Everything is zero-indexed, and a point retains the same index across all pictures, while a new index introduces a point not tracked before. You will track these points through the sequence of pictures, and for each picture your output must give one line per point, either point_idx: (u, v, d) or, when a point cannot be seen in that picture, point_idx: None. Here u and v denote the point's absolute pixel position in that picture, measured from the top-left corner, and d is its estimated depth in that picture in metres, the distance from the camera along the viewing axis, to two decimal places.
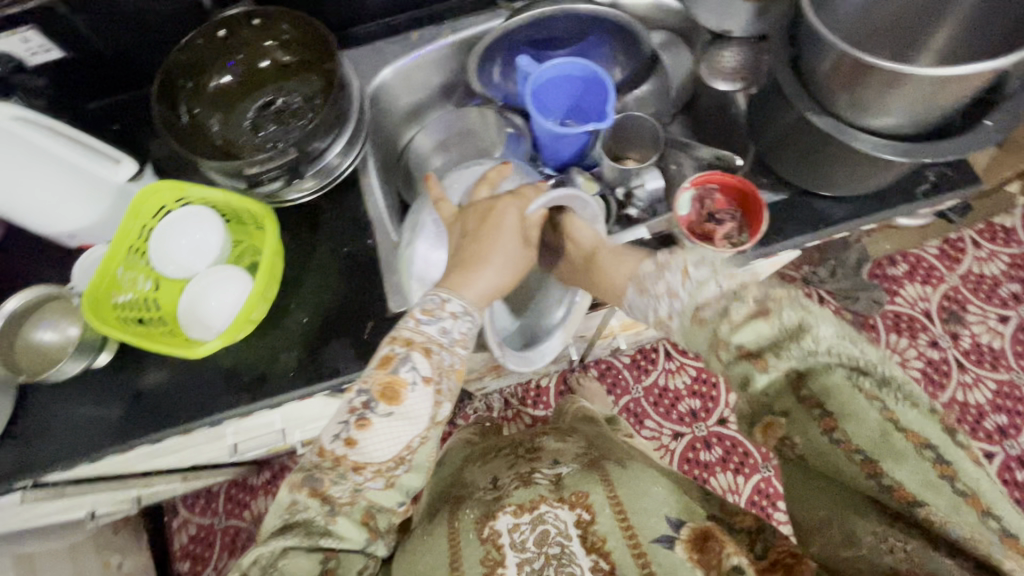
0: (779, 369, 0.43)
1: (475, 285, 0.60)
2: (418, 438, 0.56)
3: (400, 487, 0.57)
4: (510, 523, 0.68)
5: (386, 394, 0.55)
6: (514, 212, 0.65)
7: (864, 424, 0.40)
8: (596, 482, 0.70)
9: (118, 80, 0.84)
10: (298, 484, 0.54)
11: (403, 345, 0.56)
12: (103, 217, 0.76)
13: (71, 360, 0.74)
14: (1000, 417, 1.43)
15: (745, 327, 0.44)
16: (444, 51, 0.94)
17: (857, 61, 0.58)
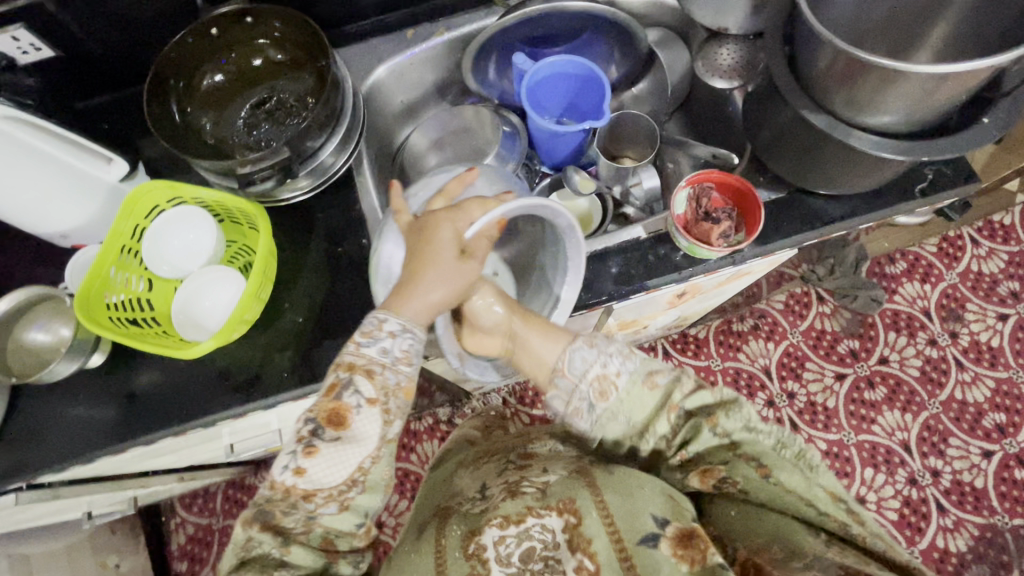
0: (728, 426, 0.58)
1: (413, 303, 0.58)
2: (369, 458, 0.55)
3: (356, 508, 0.56)
4: (496, 535, 0.66)
5: (331, 420, 0.55)
6: (450, 227, 0.61)
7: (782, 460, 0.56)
8: (581, 487, 0.67)
9: (111, 79, 0.83)
10: (249, 521, 0.55)
11: (346, 370, 0.56)
12: (96, 216, 0.76)
13: (64, 361, 0.73)
14: (999, 416, 1.43)
15: None
16: (439, 48, 0.94)
17: (853, 58, 0.58)
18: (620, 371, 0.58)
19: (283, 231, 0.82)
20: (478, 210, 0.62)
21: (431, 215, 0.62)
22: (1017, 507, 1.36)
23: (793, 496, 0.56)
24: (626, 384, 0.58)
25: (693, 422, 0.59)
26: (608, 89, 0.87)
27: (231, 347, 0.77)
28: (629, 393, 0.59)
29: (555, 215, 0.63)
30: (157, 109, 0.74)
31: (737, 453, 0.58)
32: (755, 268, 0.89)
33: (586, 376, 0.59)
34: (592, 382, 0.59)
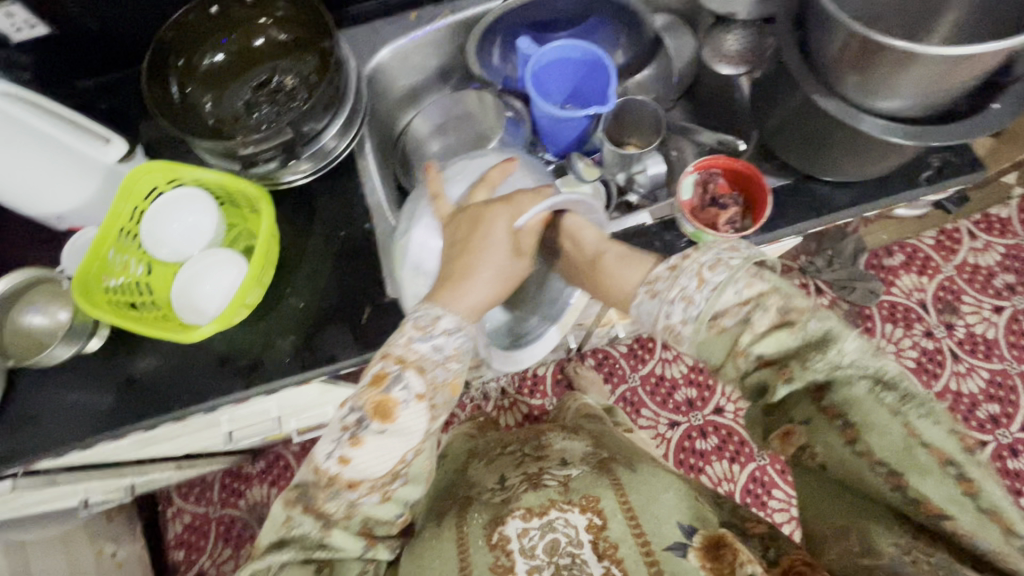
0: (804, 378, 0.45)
1: (466, 298, 0.58)
2: (413, 451, 0.54)
3: (398, 499, 0.57)
4: (519, 527, 0.66)
5: (378, 412, 0.52)
6: (504, 222, 0.62)
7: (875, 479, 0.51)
8: (606, 487, 0.68)
9: (107, 58, 0.81)
10: (292, 501, 0.55)
11: (395, 362, 0.53)
12: (94, 198, 0.74)
13: (62, 345, 0.72)
14: (993, 407, 1.44)
15: (767, 336, 0.46)
16: (443, 32, 0.92)
17: (867, 42, 0.57)
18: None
19: (284, 215, 0.81)
20: (530, 203, 0.63)
21: (479, 210, 0.63)
22: (1009, 496, 1.38)
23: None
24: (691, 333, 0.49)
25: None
26: (614, 74, 0.86)
27: (233, 333, 0.76)
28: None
29: (586, 208, 0.67)
30: (155, 88, 0.73)
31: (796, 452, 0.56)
32: (759, 256, 0.89)
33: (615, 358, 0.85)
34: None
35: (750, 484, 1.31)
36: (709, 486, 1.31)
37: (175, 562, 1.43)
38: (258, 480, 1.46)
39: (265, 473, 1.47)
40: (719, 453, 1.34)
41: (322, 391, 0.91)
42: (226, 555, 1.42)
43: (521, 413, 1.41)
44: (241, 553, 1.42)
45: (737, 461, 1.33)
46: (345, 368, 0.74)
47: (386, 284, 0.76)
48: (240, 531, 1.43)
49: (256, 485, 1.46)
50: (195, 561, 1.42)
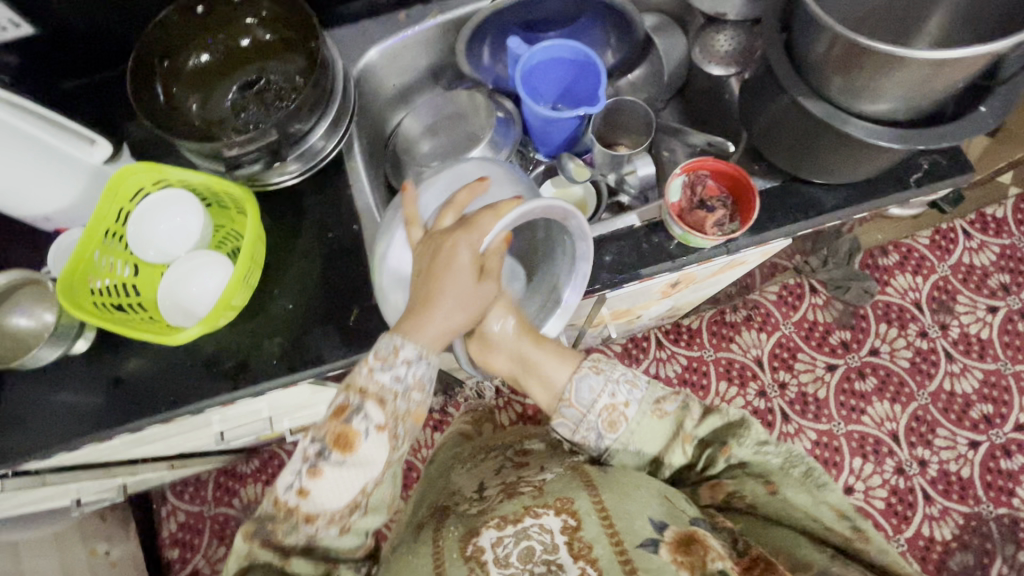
0: None
1: (427, 329, 0.57)
2: (373, 482, 0.56)
3: (357, 529, 0.58)
4: (494, 537, 0.66)
5: (339, 443, 0.54)
6: (467, 246, 0.58)
7: (793, 490, 0.61)
8: (580, 488, 0.66)
9: (94, 58, 0.81)
10: (250, 534, 0.56)
11: (357, 394, 0.55)
12: (79, 198, 0.74)
13: (47, 346, 0.71)
14: (986, 406, 1.44)
15: None
16: (432, 32, 0.92)
17: (851, 45, 0.57)
18: (628, 401, 0.63)
19: (273, 216, 0.80)
20: (491, 223, 0.58)
21: (444, 235, 0.59)
22: (1001, 496, 1.38)
23: (799, 514, 0.60)
24: None
25: (707, 450, 0.64)
26: (603, 75, 0.86)
27: (221, 334, 0.76)
28: (638, 422, 0.63)
29: (567, 217, 0.60)
30: (141, 90, 0.73)
31: (742, 473, 0.63)
32: (749, 258, 0.89)
33: (595, 407, 0.63)
34: (602, 412, 0.63)
35: None
36: None
37: (169, 560, 1.43)
38: (252, 478, 1.47)
39: (259, 471, 1.48)
40: None
41: (312, 392, 0.91)
42: (220, 554, 1.42)
43: (515, 413, 1.42)
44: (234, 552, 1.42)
45: None
46: (332, 369, 0.74)
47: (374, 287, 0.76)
48: (234, 529, 1.43)
49: (250, 483, 1.47)
50: (189, 560, 1.43)
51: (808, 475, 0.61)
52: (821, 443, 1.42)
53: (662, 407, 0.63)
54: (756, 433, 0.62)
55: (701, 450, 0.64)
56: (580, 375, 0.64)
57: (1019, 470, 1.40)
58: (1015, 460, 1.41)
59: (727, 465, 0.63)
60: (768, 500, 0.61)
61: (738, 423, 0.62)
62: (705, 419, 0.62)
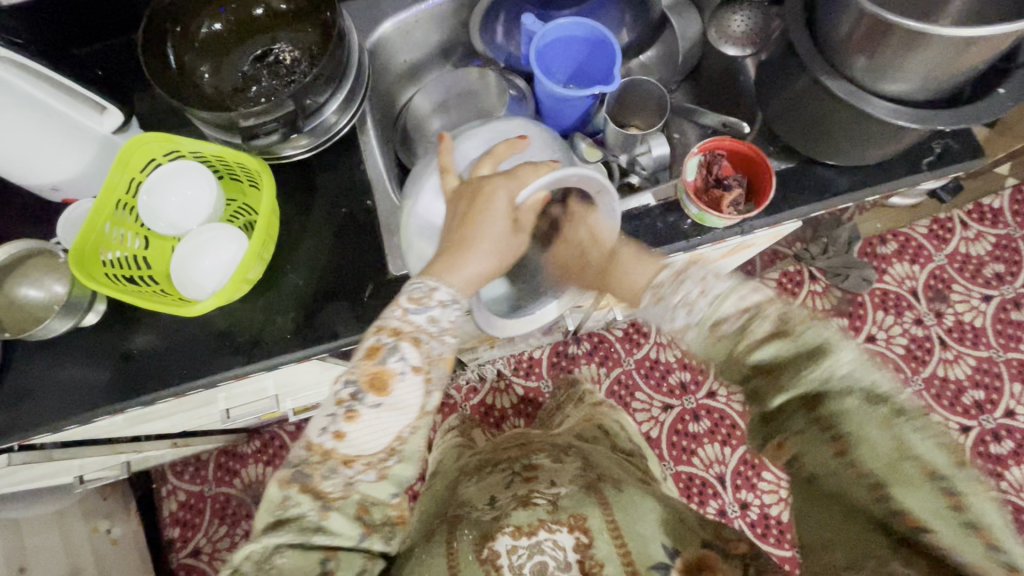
0: (798, 386, 0.44)
1: (462, 271, 0.59)
2: (409, 427, 0.55)
3: (393, 478, 0.56)
4: (509, 544, 0.88)
5: (374, 385, 0.54)
6: (503, 195, 0.61)
7: (876, 449, 0.41)
8: (593, 506, 0.85)
9: (103, 26, 0.79)
10: (287, 481, 0.54)
11: (390, 334, 0.55)
12: (86, 168, 0.73)
13: (59, 318, 0.70)
14: (978, 393, 1.48)
15: (767, 345, 0.45)
16: (445, 7, 0.91)
17: (877, 21, 0.56)
18: None
19: (284, 191, 0.80)
20: (530, 177, 0.61)
21: (479, 185, 0.62)
22: (990, 479, 1.42)
23: (863, 488, 0.42)
24: (693, 339, 0.47)
25: (768, 374, 0.46)
26: (619, 53, 0.85)
27: (232, 308, 0.76)
28: (698, 372, 0.52)
29: (600, 191, 0.62)
30: (152, 57, 0.71)
31: (814, 418, 0.45)
32: (758, 240, 0.90)
33: None
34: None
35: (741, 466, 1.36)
36: (700, 469, 1.35)
37: (170, 539, 1.43)
38: (254, 459, 1.47)
39: (260, 452, 1.48)
40: (711, 436, 1.38)
41: (321, 370, 0.91)
42: (222, 533, 1.43)
43: (516, 396, 1.43)
44: (236, 531, 1.43)
45: (729, 444, 1.37)
46: (346, 346, 0.74)
47: (389, 263, 0.75)
48: (236, 508, 1.44)
49: (251, 464, 1.47)
50: (190, 538, 1.43)
51: (893, 417, 0.41)
52: None
53: None
54: (832, 365, 0.43)
55: (753, 377, 0.46)
56: None
57: (1008, 454, 1.44)
58: (1004, 444, 1.44)
59: (798, 396, 0.45)
60: (830, 460, 0.44)
61: (813, 345, 0.44)
62: (765, 342, 0.45)
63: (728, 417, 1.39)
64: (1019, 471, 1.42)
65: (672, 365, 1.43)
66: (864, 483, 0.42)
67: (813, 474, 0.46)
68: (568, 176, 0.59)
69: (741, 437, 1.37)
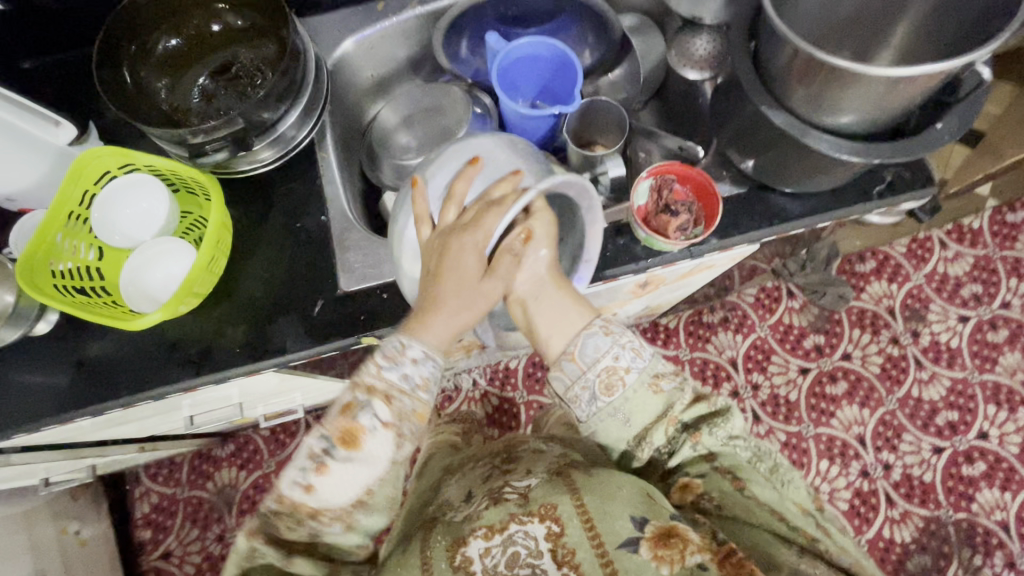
0: (709, 441, 0.64)
1: (433, 329, 0.58)
2: (378, 483, 0.56)
3: (360, 529, 0.58)
4: (482, 547, 0.68)
5: (344, 440, 0.55)
6: (472, 251, 0.58)
7: (761, 484, 0.63)
8: (563, 492, 0.69)
9: (64, 37, 0.81)
10: (254, 532, 0.58)
11: (364, 392, 0.56)
12: (41, 180, 0.73)
13: (7, 328, 0.71)
14: (952, 414, 1.47)
15: (691, 408, 0.64)
16: (411, 22, 0.91)
17: (810, 57, 0.57)
18: (627, 367, 0.63)
19: (241, 205, 0.80)
20: (495, 222, 0.58)
21: (448, 236, 0.59)
22: (961, 501, 1.41)
23: (764, 510, 0.61)
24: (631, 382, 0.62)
25: (684, 436, 0.65)
26: (580, 73, 0.86)
27: (185, 320, 0.76)
28: (635, 392, 0.63)
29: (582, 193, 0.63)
30: (108, 73, 0.72)
31: (717, 466, 0.65)
32: (716, 261, 0.90)
33: (595, 366, 0.63)
34: (601, 373, 0.63)
35: None
36: None
37: (141, 541, 1.44)
38: (227, 463, 1.47)
39: (234, 456, 1.48)
40: None
41: (280, 380, 0.91)
42: (193, 536, 1.43)
43: (491, 406, 1.43)
44: (207, 535, 1.43)
45: None
46: (295, 359, 0.74)
47: (339, 276, 0.76)
48: (208, 511, 1.44)
49: (224, 467, 1.47)
50: (161, 541, 1.44)
51: (776, 470, 0.64)
52: (790, 444, 1.45)
53: (658, 383, 0.63)
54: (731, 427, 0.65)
55: (682, 435, 0.65)
56: (586, 333, 0.64)
57: (980, 476, 1.43)
58: (977, 466, 1.44)
59: (699, 454, 0.66)
60: (734, 495, 0.63)
61: (718, 413, 0.65)
62: (691, 406, 0.64)
63: None
64: (990, 494, 1.42)
65: None
66: (766, 511, 0.61)
67: (723, 501, 0.64)
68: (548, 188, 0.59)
69: None
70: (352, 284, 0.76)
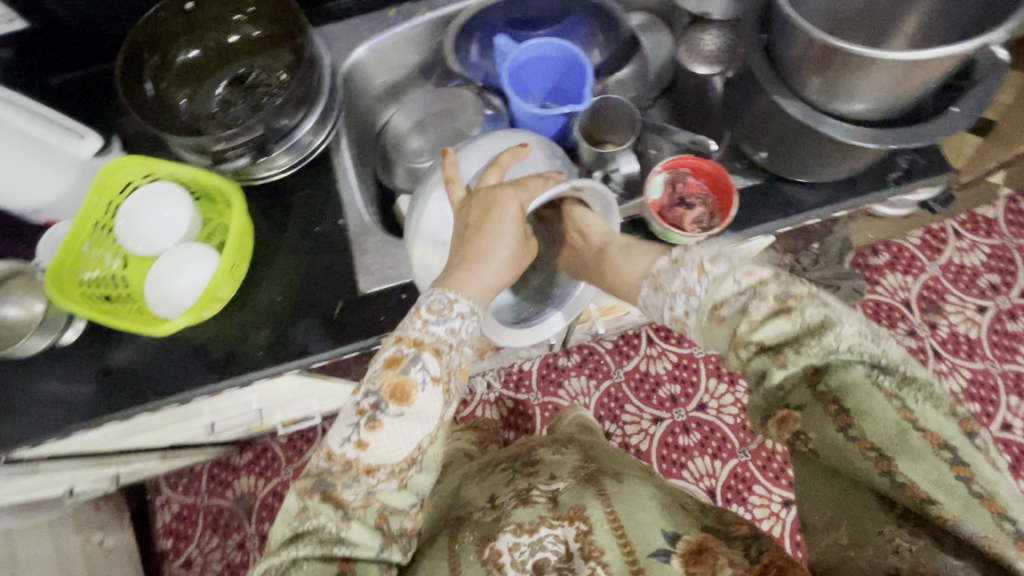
0: (798, 364, 0.47)
1: (480, 280, 0.59)
2: (429, 437, 0.55)
3: (414, 487, 0.56)
4: (511, 542, 0.69)
5: (396, 394, 0.54)
6: (514, 205, 0.62)
7: (880, 423, 0.44)
8: (592, 497, 0.71)
9: (87, 54, 0.84)
10: (308, 490, 0.54)
11: (410, 345, 0.56)
12: (68, 191, 0.75)
13: (36, 336, 0.74)
14: (974, 406, 1.45)
15: (766, 324, 0.48)
16: (420, 29, 0.93)
17: (824, 44, 0.57)
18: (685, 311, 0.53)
19: (259, 211, 0.82)
20: (540, 187, 0.63)
21: (492, 191, 0.62)
22: None
23: None
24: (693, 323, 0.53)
25: None
26: (589, 72, 0.86)
27: (208, 325, 0.77)
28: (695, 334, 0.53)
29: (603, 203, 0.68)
30: (131, 86, 0.74)
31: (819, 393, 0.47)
32: (732, 255, 0.90)
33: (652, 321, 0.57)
34: (663, 325, 0.56)
35: (731, 479, 1.34)
36: (690, 482, 1.34)
37: (163, 550, 1.45)
38: (246, 470, 1.48)
39: (252, 464, 1.49)
40: (701, 449, 1.37)
41: (299, 385, 0.92)
42: (213, 544, 1.44)
43: (506, 408, 1.43)
44: (227, 542, 1.44)
45: (719, 457, 1.35)
46: (316, 362, 0.75)
47: (359, 279, 0.77)
48: (228, 520, 1.45)
49: (243, 475, 1.48)
50: (183, 550, 1.45)
51: (908, 427, 0.42)
52: None
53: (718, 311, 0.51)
54: (835, 339, 0.46)
55: None
56: None
57: None
58: (1001, 459, 1.41)
59: (801, 371, 0.47)
60: (833, 453, 0.48)
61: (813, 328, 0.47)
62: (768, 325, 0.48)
63: (718, 429, 1.38)
64: (1017, 486, 1.39)
65: (662, 377, 1.42)
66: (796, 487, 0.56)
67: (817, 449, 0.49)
68: (577, 186, 0.64)
69: (731, 451, 1.36)
70: (372, 285, 0.77)
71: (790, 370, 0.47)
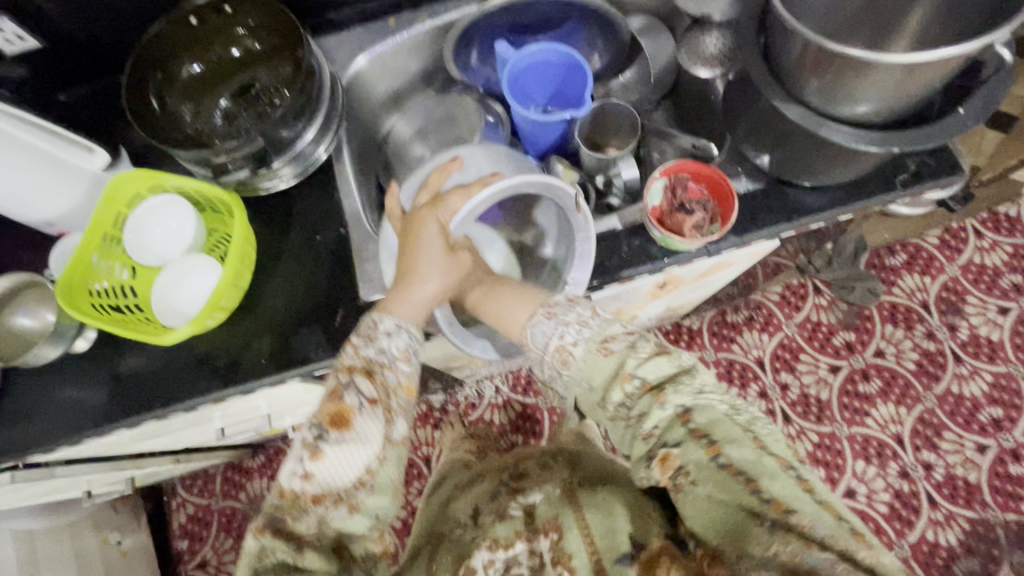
0: (673, 402, 0.54)
1: (406, 301, 0.62)
2: (376, 459, 0.55)
3: (366, 511, 0.55)
4: (485, 559, 0.72)
5: (335, 423, 0.55)
6: (436, 223, 0.64)
7: (742, 448, 0.52)
8: (565, 506, 0.74)
9: (96, 70, 0.86)
10: (261, 529, 0.54)
11: (346, 373, 0.57)
12: (79, 203, 0.77)
13: (48, 345, 0.75)
14: (995, 410, 1.41)
15: (648, 361, 0.55)
16: (421, 37, 0.94)
17: (821, 47, 0.57)
18: (576, 340, 0.57)
19: (263, 220, 0.83)
20: (461, 200, 0.64)
21: (415, 215, 0.65)
22: (1010, 502, 1.35)
23: None
24: (581, 354, 0.57)
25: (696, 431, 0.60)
26: (589, 76, 0.86)
27: (213, 332, 0.79)
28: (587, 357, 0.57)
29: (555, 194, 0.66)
30: (137, 102, 0.76)
31: (691, 431, 0.54)
32: (736, 259, 0.89)
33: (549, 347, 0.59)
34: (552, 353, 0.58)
35: None
36: None
37: (178, 551, 1.47)
38: (258, 473, 1.51)
39: (264, 467, 1.52)
40: None
41: (306, 391, 0.93)
42: (227, 546, 1.46)
43: (513, 412, 1.43)
44: (240, 544, 1.46)
45: None
46: (319, 369, 0.76)
47: (360, 287, 0.77)
48: (241, 522, 1.47)
49: (256, 478, 1.51)
50: (198, 551, 1.47)
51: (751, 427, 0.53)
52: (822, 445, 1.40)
53: (608, 345, 0.57)
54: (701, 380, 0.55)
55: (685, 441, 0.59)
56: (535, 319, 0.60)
57: None
58: None
59: (671, 415, 0.55)
60: (713, 467, 0.53)
61: (685, 369, 0.56)
62: (650, 359, 0.55)
63: None
64: None
65: None
66: (745, 486, 0.51)
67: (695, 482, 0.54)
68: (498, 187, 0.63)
69: None
70: (371, 294, 0.77)
71: (666, 407, 0.54)
